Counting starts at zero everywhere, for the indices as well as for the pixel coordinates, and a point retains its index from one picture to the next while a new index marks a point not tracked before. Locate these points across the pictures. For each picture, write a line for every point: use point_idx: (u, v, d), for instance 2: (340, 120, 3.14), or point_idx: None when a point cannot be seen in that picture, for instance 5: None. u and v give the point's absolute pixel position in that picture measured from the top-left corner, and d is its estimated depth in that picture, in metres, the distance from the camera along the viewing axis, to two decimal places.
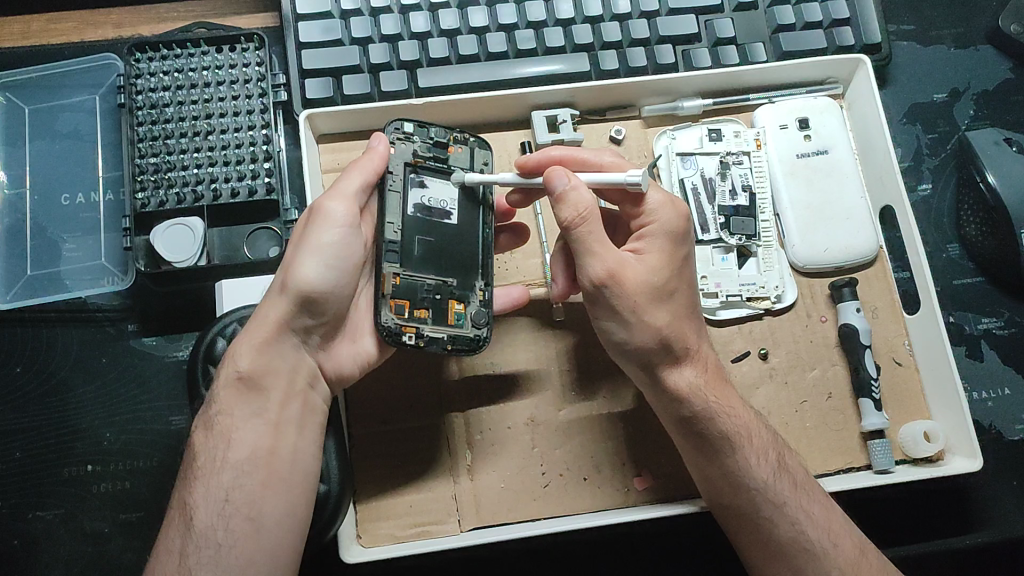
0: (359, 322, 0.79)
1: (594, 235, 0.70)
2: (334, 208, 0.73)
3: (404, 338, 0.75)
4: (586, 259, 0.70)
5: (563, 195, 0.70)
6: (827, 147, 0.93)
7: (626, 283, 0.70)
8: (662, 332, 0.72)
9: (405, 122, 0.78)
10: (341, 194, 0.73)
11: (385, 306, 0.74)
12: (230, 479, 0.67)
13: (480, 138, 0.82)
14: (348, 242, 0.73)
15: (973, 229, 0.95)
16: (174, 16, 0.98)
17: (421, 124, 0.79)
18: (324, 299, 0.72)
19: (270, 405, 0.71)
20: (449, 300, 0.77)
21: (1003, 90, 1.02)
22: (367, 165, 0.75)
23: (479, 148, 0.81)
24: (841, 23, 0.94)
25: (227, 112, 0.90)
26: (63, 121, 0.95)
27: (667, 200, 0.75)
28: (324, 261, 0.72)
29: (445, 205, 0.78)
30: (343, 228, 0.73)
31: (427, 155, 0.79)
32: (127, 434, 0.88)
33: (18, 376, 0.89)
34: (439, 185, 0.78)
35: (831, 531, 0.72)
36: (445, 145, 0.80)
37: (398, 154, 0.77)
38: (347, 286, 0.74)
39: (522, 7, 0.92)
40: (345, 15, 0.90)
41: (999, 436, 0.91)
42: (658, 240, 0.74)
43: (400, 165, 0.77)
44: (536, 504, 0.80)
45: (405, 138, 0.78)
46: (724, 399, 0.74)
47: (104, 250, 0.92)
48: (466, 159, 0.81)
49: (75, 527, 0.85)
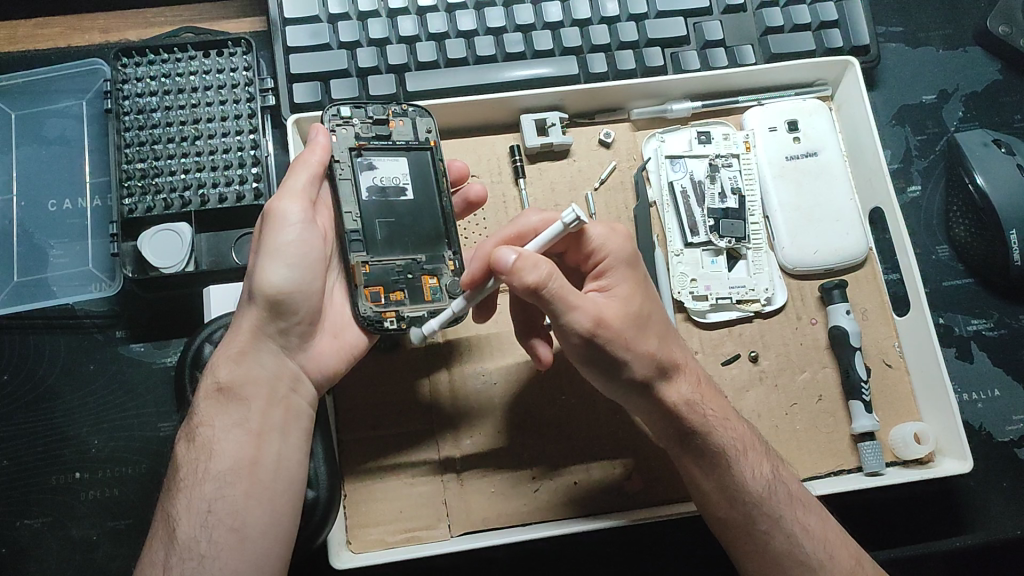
0: (338, 317, 0.78)
1: (563, 291, 0.67)
2: (286, 207, 0.72)
3: (386, 323, 0.75)
4: (568, 317, 0.68)
5: (517, 266, 0.67)
6: (817, 148, 0.93)
7: (609, 312, 0.70)
8: (656, 356, 0.72)
9: (339, 108, 0.79)
10: (291, 192, 0.72)
11: (361, 296, 0.75)
12: (212, 490, 0.67)
13: (419, 107, 0.82)
14: (308, 239, 0.72)
15: (962, 231, 0.95)
16: (162, 21, 0.97)
17: (356, 104, 0.79)
18: (293, 298, 0.72)
19: (252, 413, 0.71)
20: (422, 276, 0.77)
21: (992, 91, 1.02)
22: (310, 158, 0.74)
23: (419, 118, 0.81)
24: (829, 25, 0.94)
25: (214, 117, 0.90)
26: (50, 126, 0.95)
27: (609, 229, 0.75)
28: (285, 263, 0.71)
29: (397, 181, 0.78)
30: (300, 225, 0.72)
31: (368, 135, 0.79)
32: (115, 440, 0.87)
33: (6, 383, 0.89)
34: (387, 163, 0.79)
35: (823, 541, 0.72)
36: (385, 121, 0.80)
37: (340, 141, 0.78)
38: (316, 283, 0.73)
39: (510, 10, 0.92)
40: (333, 19, 0.90)
41: (990, 438, 0.91)
42: (620, 271, 0.74)
43: (343, 151, 0.77)
44: (526, 510, 0.80)
45: (344, 123, 0.78)
46: (715, 416, 0.74)
47: (92, 256, 0.92)
48: (409, 132, 0.81)
49: (64, 534, 0.84)
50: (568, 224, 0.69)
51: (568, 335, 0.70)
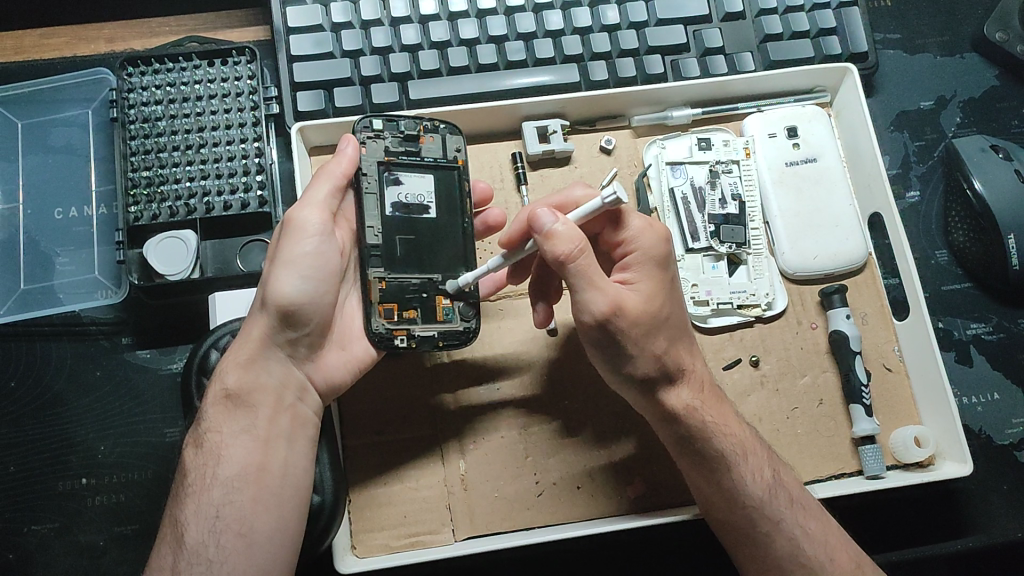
0: (348, 328, 0.79)
1: (591, 270, 0.69)
2: (306, 218, 0.73)
3: (396, 340, 0.76)
4: (588, 295, 0.69)
5: (554, 233, 0.69)
6: (816, 155, 0.94)
7: (628, 301, 0.71)
8: (653, 359, 0.73)
9: (372, 120, 0.78)
10: (312, 203, 0.73)
11: (374, 311, 0.76)
12: (221, 495, 0.67)
13: (450, 124, 0.81)
14: (323, 251, 0.73)
15: (961, 235, 0.95)
16: (168, 31, 0.98)
17: (389, 118, 0.79)
18: (305, 309, 0.72)
19: (259, 420, 0.71)
20: (436, 296, 0.78)
21: (989, 97, 1.03)
22: (335, 169, 0.75)
23: (450, 135, 0.81)
24: (828, 32, 0.95)
25: (219, 125, 0.91)
26: (56, 135, 0.96)
27: (647, 224, 0.76)
28: (300, 274, 0.72)
29: (421, 199, 0.79)
30: (317, 237, 0.73)
31: (399, 150, 0.79)
32: (121, 447, 0.88)
33: (13, 390, 0.89)
34: (413, 179, 0.79)
35: (818, 547, 0.72)
36: (416, 138, 0.79)
37: (370, 153, 0.77)
38: (328, 295, 0.74)
39: (512, 18, 0.93)
40: (336, 28, 0.91)
41: (989, 441, 0.92)
42: (646, 266, 0.74)
43: (372, 165, 0.77)
44: (530, 513, 0.80)
45: (375, 136, 0.78)
46: (712, 423, 0.74)
47: (98, 263, 0.93)
48: (439, 149, 0.80)
49: (70, 539, 0.85)
50: (608, 201, 0.68)
51: (582, 315, 0.71)
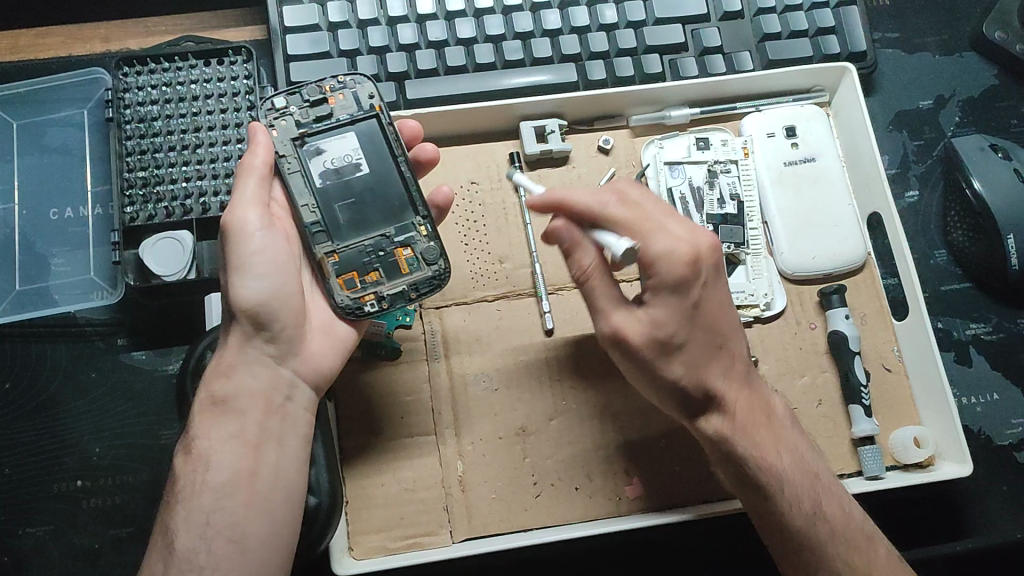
0: (322, 314, 0.78)
1: (598, 295, 0.73)
2: (245, 218, 0.71)
3: (366, 306, 0.76)
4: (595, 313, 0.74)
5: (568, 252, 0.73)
6: (814, 154, 0.94)
7: (633, 330, 0.72)
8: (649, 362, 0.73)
9: (274, 100, 0.78)
10: (245, 203, 0.72)
11: (336, 285, 0.76)
12: (211, 501, 0.67)
13: (354, 74, 0.80)
14: (271, 244, 0.72)
15: (960, 235, 0.95)
16: (163, 30, 0.98)
17: (290, 92, 0.78)
18: (270, 305, 0.72)
19: (250, 425, 0.71)
20: (394, 250, 0.77)
21: (988, 96, 1.03)
22: (252, 161, 0.74)
23: (360, 84, 0.79)
24: (826, 31, 0.95)
25: (215, 125, 0.90)
26: (51, 136, 0.95)
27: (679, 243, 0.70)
28: (254, 273, 0.71)
29: (349, 158, 0.78)
30: (261, 232, 0.72)
31: (308, 119, 0.78)
32: (117, 449, 0.87)
33: (7, 392, 0.89)
34: (333, 143, 0.78)
35: (815, 551, 0.72)
36: (321, 100, 0.79)
37: (280, 134, 0.78)
38: (288, 281, 0.73)
39: (509, 18, 0.93)
40: (333, 27, 0.91)
41: (989, 441, 0.91)
42: (663, 293, 0.70)
43: (286, 144, 0.77)
44: (528, 515, 0.80)
45: (280, 114, 0.78)
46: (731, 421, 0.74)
47: (93, 264, 0.92)
48: (352, 103, 0.79)
49: (66, 542, 0.84)
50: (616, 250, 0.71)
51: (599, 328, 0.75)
